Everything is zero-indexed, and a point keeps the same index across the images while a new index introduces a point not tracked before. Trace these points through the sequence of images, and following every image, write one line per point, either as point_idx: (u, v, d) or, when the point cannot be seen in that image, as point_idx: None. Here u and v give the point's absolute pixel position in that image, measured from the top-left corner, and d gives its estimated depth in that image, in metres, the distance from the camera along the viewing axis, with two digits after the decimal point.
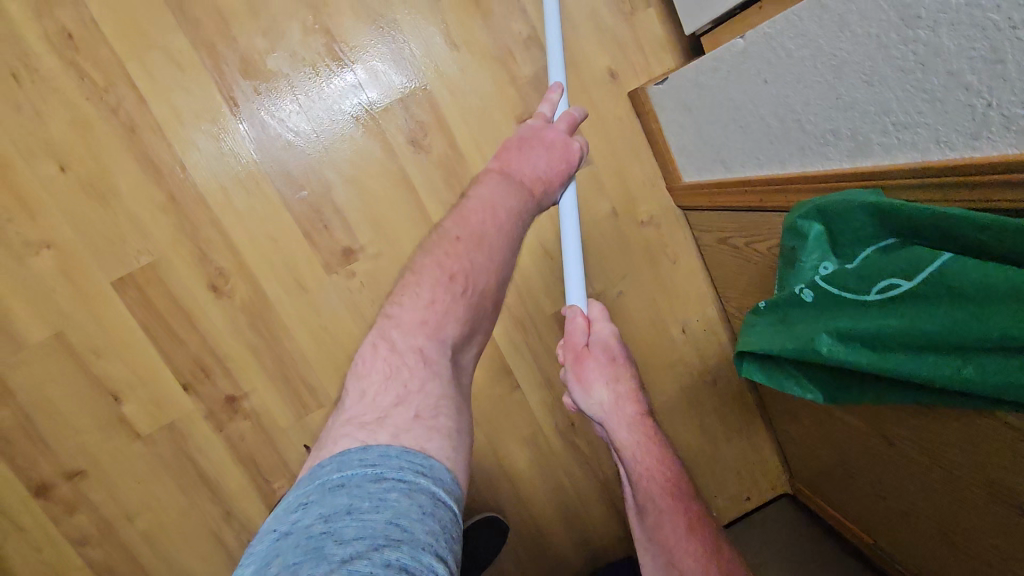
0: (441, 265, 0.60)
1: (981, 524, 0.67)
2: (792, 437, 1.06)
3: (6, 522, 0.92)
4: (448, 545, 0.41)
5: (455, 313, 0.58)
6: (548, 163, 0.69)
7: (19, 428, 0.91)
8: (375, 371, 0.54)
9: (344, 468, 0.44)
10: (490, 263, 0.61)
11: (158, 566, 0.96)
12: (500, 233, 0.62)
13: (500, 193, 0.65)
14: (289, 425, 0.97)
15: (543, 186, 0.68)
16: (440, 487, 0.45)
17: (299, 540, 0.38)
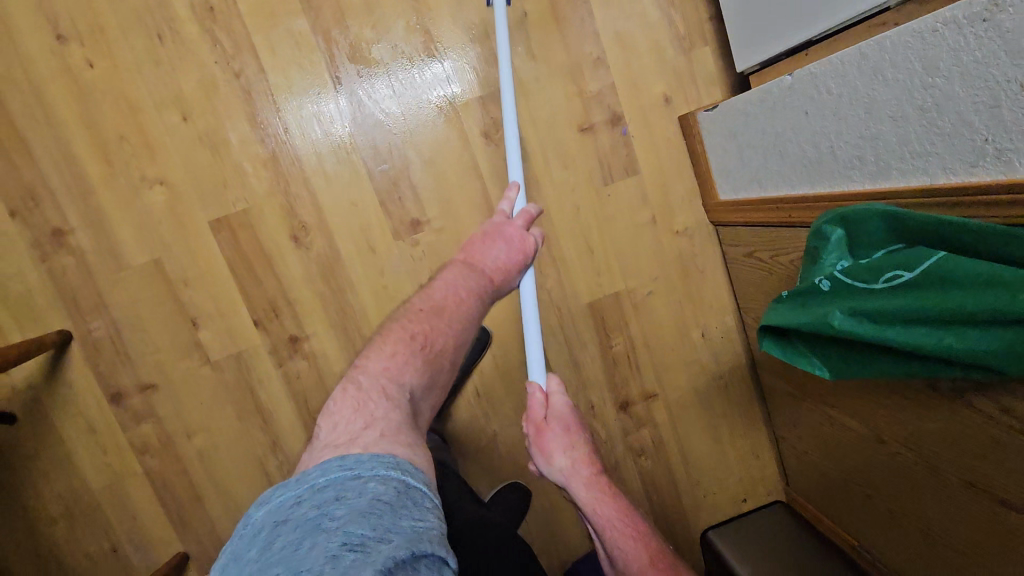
0: (406, 330, 0.72)
1: (955, 518, 0.75)
2: (793, 445, 1.15)
3: (82, 421, 1.04)
4: (423, 509, 0.51)
5: (415, 365, 0.69)
6: (510, 256, 0.80)
7: (107, 339, 1.02)
8: (344, 408, 0.64)
9: (325, 473, 0.52)
10: (450, 330, 0.73)
11: (205, 481, 1.08)
12: (457, 311, 0.74)
13: (461, 279, 0.77)
14: (342, 371, 1.08)
15: (503, 277, 0.79)
16: (410, 476, 0.55)
17: (295, 522, 0.47)
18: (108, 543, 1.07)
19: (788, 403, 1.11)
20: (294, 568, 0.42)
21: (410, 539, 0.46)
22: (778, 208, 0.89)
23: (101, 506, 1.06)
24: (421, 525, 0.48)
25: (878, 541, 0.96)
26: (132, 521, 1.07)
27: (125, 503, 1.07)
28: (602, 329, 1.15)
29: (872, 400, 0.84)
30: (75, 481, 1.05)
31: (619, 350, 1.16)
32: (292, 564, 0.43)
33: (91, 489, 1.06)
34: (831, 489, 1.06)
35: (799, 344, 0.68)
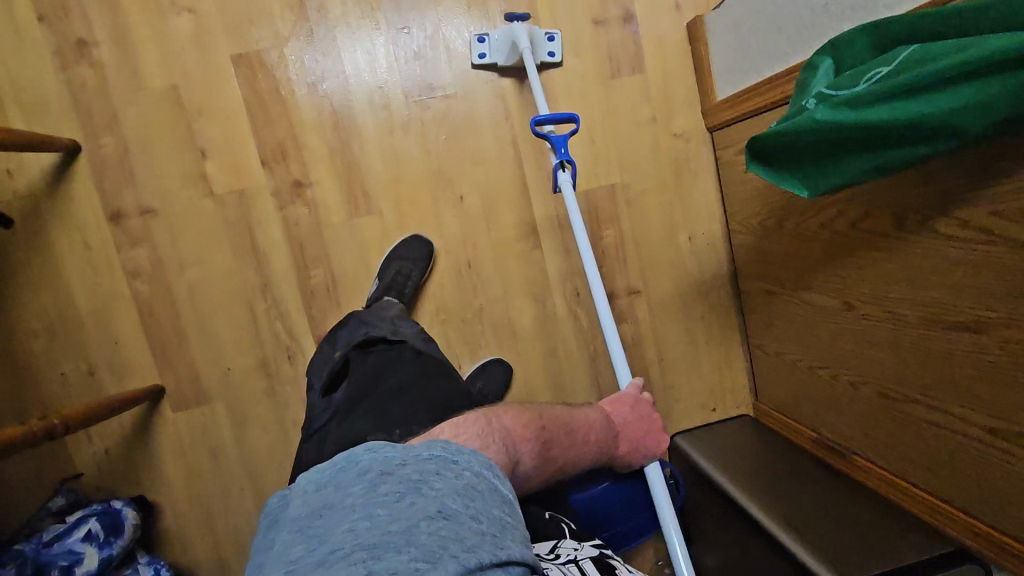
0: (545, 414, 0.82)
1: (912, 361, 0.80)
2: (765, 352, 1.20)
3: (77, 236, 1.05)
4: (507, 506, 0.58)
5: (534, 457, 0.76)
6: (641, 433, 0.98)
7: (115, 156, 1.04)
8: (472, 428, 0.70)
9: (429, 447, 0.59)
10: (573, 446, 0.84)
11: (191, 315, 1.10)
12: (587, 441, 0.87)
13: (601, 422, 0.92)
14: (341, 223, 1.12)
15: (626, 441, 0.96)
16: (501, 480, 0.61)
17: (397, 477, 0.55)
18: (85, 365, 1.08)
19: (764, 303, 1.16)
20: (395, 519, 0.51)
21: (497, 529, 0.54)
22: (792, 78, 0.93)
23: (85, 327, 1.07)
24: (506, 519, 0.56)
25: (837, 425, 1.00)
26: (113, 346, 1.08)
27: (109, 327, 1.08)
28: (594, 219, 1.19)
29: (842, 264, 0.89)
30: (62, 296, 1.06)
31: (608, 243, 1.20)
32: (393, 514, 0.51)
33: (76, 306, 1.07)
34: (799, 386, 1.10)
35: (785, 165, 0.73)
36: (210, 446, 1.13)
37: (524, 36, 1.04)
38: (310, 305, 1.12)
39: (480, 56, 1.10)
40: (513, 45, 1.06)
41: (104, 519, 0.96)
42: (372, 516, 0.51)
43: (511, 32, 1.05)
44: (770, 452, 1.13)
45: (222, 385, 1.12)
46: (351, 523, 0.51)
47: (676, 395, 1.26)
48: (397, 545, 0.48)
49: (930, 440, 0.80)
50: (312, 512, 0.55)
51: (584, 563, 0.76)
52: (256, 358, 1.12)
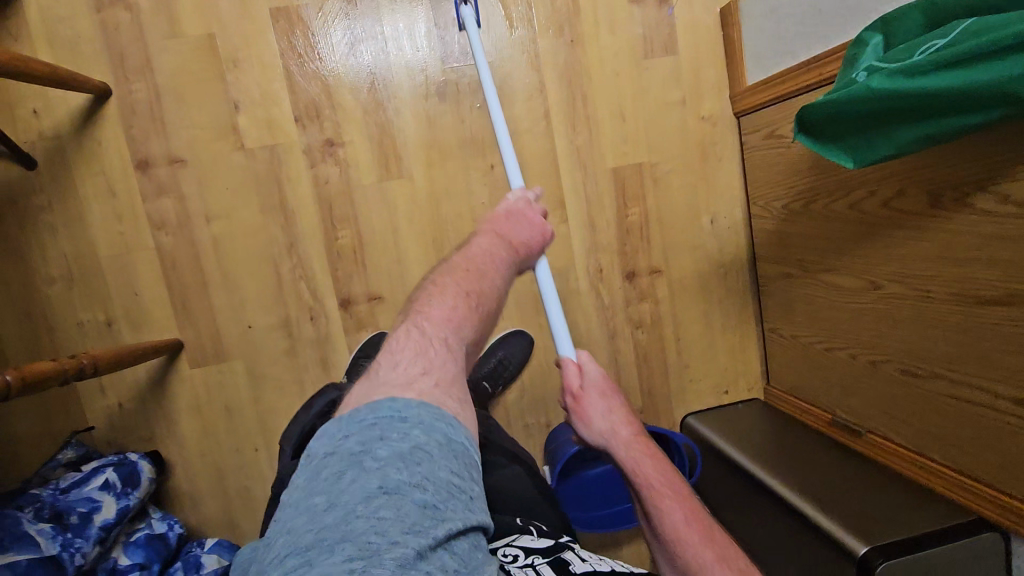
0: (461, 287, 0.77)
1: (936, 337, 0.83)
2: (780, 338, 1.21)
3: (103, 182, 1.03)
4: (461, 462, 0.56)
5: (474, 324, 0.75)
6: (528, 232, 0.89)
7: (147, 103, 1.03)
8: (407, 347, 0.68)
9: (373, 408, 0.58)
10: (493, 288, 0.80)
11: (214, 270, 1.08)
12: (502, 277, 0.82)
13: (499, 249, 0.85)
14: (370, 185, 1.11)
15: (526, 247, 0.88)
16: (453, 427, 0.59)
17: (340, 455, 0.54)
18: (104, 315, 1.06)
19: (781, 288, 1.17)
20: (335, 504, 0.50)
21: (442, 501, 0.52)
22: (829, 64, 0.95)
23: (104, 275, 1.05)
24: (453, 481, 0.54)
25: (853, 404, 1.02)
26: (132, 297, 1.06)
27: (129, 277, 1.06)
28: (621, 195, 1.21)
29: (871, 242, 0.91)
30: (83, 243, 1.04)
31: (633, 221, 1.22)
32: (330, 502, 0.50)
33: (97, 253, 1.05)
34: (814, 368, 1.12)
35: (832, 136, 0.76)
36: (226, 405, 1.12)
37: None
38: (335, 267, 1.12)
39: None
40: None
41: (121, 470, 0.95)
42: (312, 509, 0.50)
43: None
44: (781, 434, 1.15)
45: (241, 342, 1.11)
46: (297, 517, 0.51)
47: (690, 376, 1.28)
48: (333, 537, 0.47)
49: (953, 416, 0.82)
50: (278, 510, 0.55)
51: (543, 568, 0.69)
52: (278, 318, 1.11)
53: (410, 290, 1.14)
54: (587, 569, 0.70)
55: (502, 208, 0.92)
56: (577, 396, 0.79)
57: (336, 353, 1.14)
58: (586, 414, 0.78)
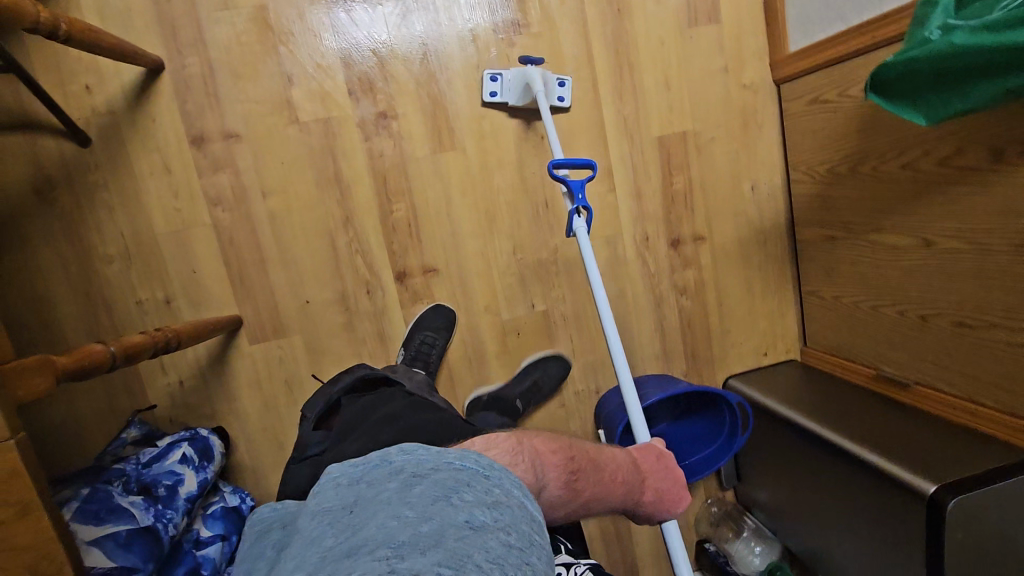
0: (577, 447, 0.75)
1: (994, 287, 0.87)
2: (819, 299, 1.26)
3: (158, 158, 1.03)
4: (538, 530, 0.54)
5: (563, 487, 0.69)
6: (669, 491, 0.87)
7: (200, 77, 1.02)
8: (503, 445, 0.66)
9: (464, 457, 0.57)
10: (601, 484, 0.75)
11: (270, 245, 1.08)
12: (614, 484, 0.78)
13: (629, 464, 0.83)
14: (423, 158, 1.12)
15: (653, 478, 0.86)
16: (529, 501, 0.57)
17: (430, 479, 0.53)
18: (162, 293, 1.05)
19: (823, 249, 1.21)
20: (424, 520, 0.49)
21: (526, 547, 0.51)
22: (880, 26, 0.97)
23: (162, 252, 1.05)
24: (534, 541, 0.52)
25: (901, 358, 1.06)
26: (190, 274, 1.06)
27: (187, 254, 1.06)
28: (666, 164, 1.23)
29: (927, 202, 0.94)
30: (139, 220, 1.03)
31: (677, 189, 1.24)
32: (422, 515, 0.49)
33: (154, 230, 1.04)
34: (858, 327, 1.16)
35: (903, 92, 0.80)
36: (286, 380, 1.12)
37: (539, 79, 1.06)
38: (391, 239, 1.13)
39: (491, 95, 1.12)
40: (526, 86, 1.08)
41: (195, 444, 0.96)
42: (401, 514, 0.49)
43: (523, 73, 1.08)
44: (823, 390, 1.19)
45: (299, 317, 1.11)
46: (380, 519, 0.49)
47: (732, 340, 1.31)
48: (423, 546, 0.46)
49: (1014, 361, 0.86)
50: (343, 507, 0.52)
51: None
52: (335, 292, 1.12)
53: (463, 261, 1.17)
54: None
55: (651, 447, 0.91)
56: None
57: (393, 325, 1.15)
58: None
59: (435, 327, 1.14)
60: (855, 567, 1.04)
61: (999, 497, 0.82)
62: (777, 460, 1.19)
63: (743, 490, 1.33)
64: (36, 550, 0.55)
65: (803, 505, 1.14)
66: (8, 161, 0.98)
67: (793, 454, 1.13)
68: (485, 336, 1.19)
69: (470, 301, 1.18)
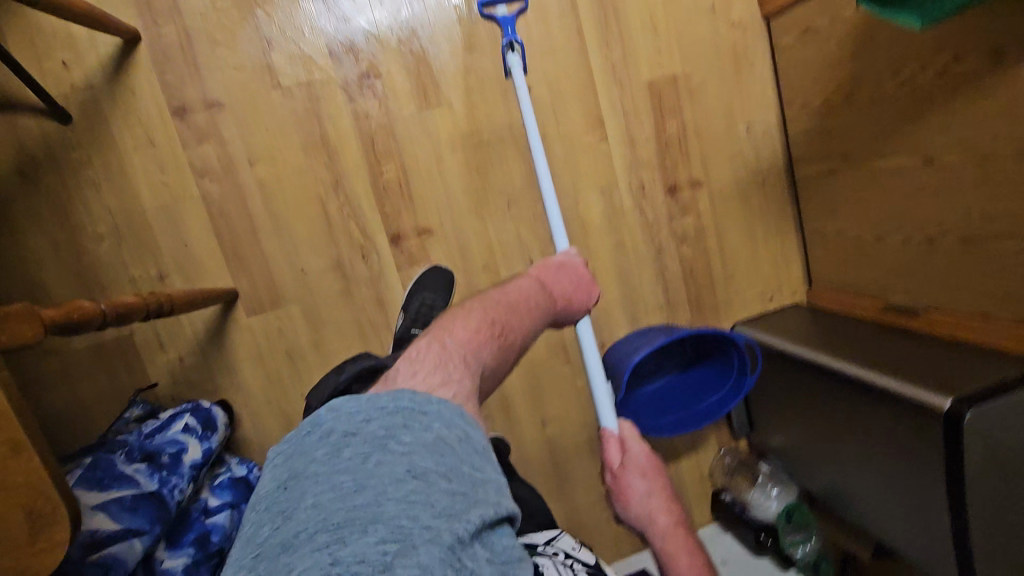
0: (486, 311, 0.76)
1: (999, 195, 0.85)
2: (821, 237, 1.24)
3: (141, 132, 1.01)
4: (482, 458, 0.55)
5: (491, 345, 0.73)
6: (579, 293, 0.92)
7: (178, 46, 1.01)
8: (426, 358, 0.66)
9: (395, 397, 0.55)
10: (523, 325, 0.79)
11: (261, 214, 1.07)
12: (529, 314, 0.81)
13: (535, 290, 0.85)
14: (410, 116, 1.11)
15: (569, 300, 0.90)
16: (468, 428, 0.56)
17: (361, 436, 0.51)
18: (155, 269, 1.04)
19: (822, 185, 1.18)
20: (362, 488, 0.48)
21: (469, 488, 0.51)
22: None
23: (152, 227, 1.03)
24: (477, 474, 0.53)
25: (907, 285, 1.04)
26: (182, 248, 1.05)
27: (178, 228, 1.04)
28: (658, 109, 1.20)
29: (927, 118, 0.92)
30: (126, 196, 1.02)
31: (671, 134, 1.22)
32: (359, 482, 0.48)
33: (143, 205, 1.03)
34: (863, 259, 1.13)
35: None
36: (288, 351, 1.11)
37: None
38: (383, 202, 1.11)
39: None
40: None
41: (199, 415, 0.95)
42: (336, 486, 0.48)
43: None
44: (828, 327, 1.17)
45: (296, 286, 1.10)
46: (317, 496, 0.48)
47: (735, 286, 1.29)
48: (364, 522, 0.46)
49: (1022, 269, 0.84)
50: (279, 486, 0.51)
51: None
52: (331, 258, 1.11)
53: (458, 220, 1.15)
54: None
55: (551, 261, 0.93)
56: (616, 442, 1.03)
57: (391, 289, 1.13)
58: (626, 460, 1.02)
59: (433, 288, 1.11)
60: (875, 501, 1.02)
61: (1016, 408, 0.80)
62: (789, 401, 1.18)
63: (756, 437, 1.32)
64: (31, 491, 0.54)
65: (819, 446, 1.12)
66: None
67: (806, 394, 1.11)
68: (485, 295, 1.18)
69: (468, 261, 1.16)
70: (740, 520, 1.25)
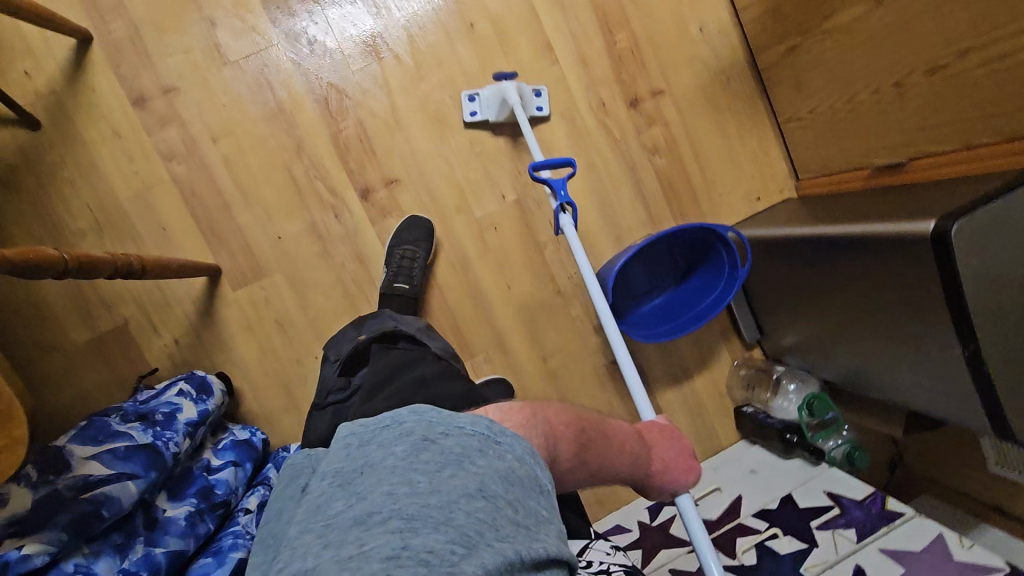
0: (586, 421, 0.67)
1: (954, 9, 0.81)
2: (797, 122, 1.19)
3: (106, 126, 1.06)
4: (551, 501, 0.49)
5: (576, 449, 0.63)
6: (677, 464, 0.79)
7: (127, 38, 1.05)
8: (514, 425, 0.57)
9: (475, 419, 0.51)
10: (607, 460, 0.68)
11: (231, 188, 1.10)
12: (621, 453, 0.71)
13: (635, 438, 0.75)
14: (360, 71, 1.13)
15: (663, 450, 0.80)
16: (542, 469, 0.51)
17: (440, 445, 0.48)
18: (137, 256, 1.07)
19: (785, 65, 1.15)
20: (435, 490, 0.44)
21: (538, 522, 0.46)
22: None
23: (129, 216, 1.07)
24: (548, 514, 0.48)
25: (890, 142, 0.99)
26: (160, 232, 1.08)
27: (153, 213, 1.07)
28: (605, 23, 1.20)
29: None
30: (100, 190, 1.06)
31: (623, 47, 1.21)
32: (432, 484, 0.44)
33: (118, 197, 1.06)
34: (840, 130, 1.09)
35: None
36: (278, 320, 1.12)
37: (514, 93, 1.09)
38: (346, 159, 1.13)
39: (472, 114, 1.15)
40: (503, 101, 1.11)
41: (193, 382, 0.96)
42: (411, 481, 0.44)
43: (501, 90, 1.11)
44: (821, 206, 1.12)
45: (276, 253, 1.12)
46: (389, 485, 0.44)
47: (719, 192, 1.26)
48: (435, 519, 0.42)
49: (996, 79, 0.80)
50: (350, 472, 0.47)
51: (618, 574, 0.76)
52: (305, 221, 1.12)
53: (424, 165, 1.15)
54: None
55: (652, 422, 0.84)
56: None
57: (368, 244, 1.14)
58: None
59: (414, 239, 1.12)
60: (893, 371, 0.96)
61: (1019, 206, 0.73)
62: (789, 293, 1.12)
63: (770, 343, 1.26)
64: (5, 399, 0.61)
65: (829, 331, 1.07)
66: None
67: (803, 278, 1.07)
68: (462, 237, 1.18)
69: (440, 205, 1.16)
70: (764, 426, 1.18)
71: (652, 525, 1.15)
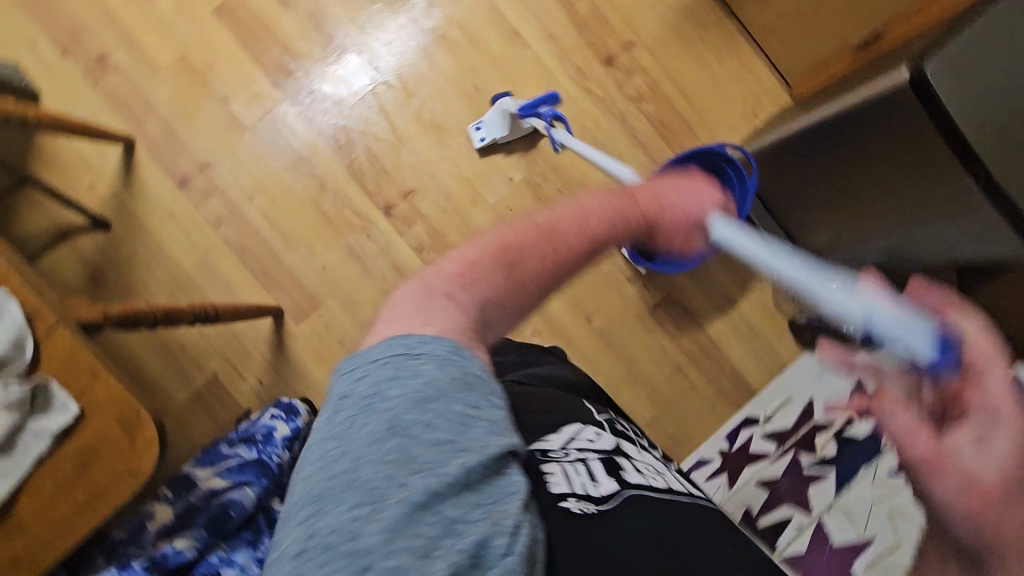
0: (500, 241, 0.69)
1: None
2: (770, 30, 1.22)
3: (162, 211, 1.22)
4: (479, 394, 0.50)
5: (502, 285, 0.66)
6: (691, 200, 0.88)
7: (163, 133, 1.22)
8: (408, 300, 0.62)
9: (387, 346, 0.51)
10: (572, 232, 0.72)
11: (274, 235, 1.23)
12: (584, 223, 0.73)
13: (596, 202, 0.77)
14: (357, 105, 1.25)
15: (653, 205, 0.84)
16: (469, 359, 0.52)
17: (352, 397, 0.49)
18: None
19: None
20: (343, 455, 0.46)
21: (459, 432, 0.47)
22: None
23: (195, 282, 1.21)
24: (474, 415, 0.49)
25: (860, 18, 1.00)
26: (225, 289, 1.22)
27: (216, 274, 1.22)
28: None
29: None
30: (169, 266, 1.21)
31: (585, 14, 1.28)
32: (341, 448, 0.46)
33: (183, 268, 1.21)
34: (812, 24, 1.10)
35: None
36: (341, 341, 1.23)
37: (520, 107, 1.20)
38: (365, 184, 1.24)
39: (481, 139, 1.24)
40: (508, 117, 1.21)
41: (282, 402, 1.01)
42: (324, 453, 0.47)
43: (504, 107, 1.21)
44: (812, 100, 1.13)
45: (325, 283, 1.24)
46: (308, 467, 0.47)
47: (714, 121, 1.29)
48: (341, 490, 0.44)
49: None
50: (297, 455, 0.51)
51: (593, 464, 0.64)
52: (343, 248, 1.24)
53: (433, 171, 1.25)
54: (642, 481, 0.64)
55: (629, 188, 0.85)
56: (859, 356, 0.50)
57: (401, 253, 1.24)
58: (941, 370, 0.47)
59: None
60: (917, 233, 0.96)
61: (982, 40, 0.73)
62: (804, 191, 1.13)
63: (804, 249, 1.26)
64: (121, 404, 0.74)
65: (848, 216, 1.07)
66: (59, 266, 1.19)
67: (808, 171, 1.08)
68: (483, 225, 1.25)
69: (456, 202, 1.25)
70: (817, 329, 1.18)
71: (732, 452, 1.23)
